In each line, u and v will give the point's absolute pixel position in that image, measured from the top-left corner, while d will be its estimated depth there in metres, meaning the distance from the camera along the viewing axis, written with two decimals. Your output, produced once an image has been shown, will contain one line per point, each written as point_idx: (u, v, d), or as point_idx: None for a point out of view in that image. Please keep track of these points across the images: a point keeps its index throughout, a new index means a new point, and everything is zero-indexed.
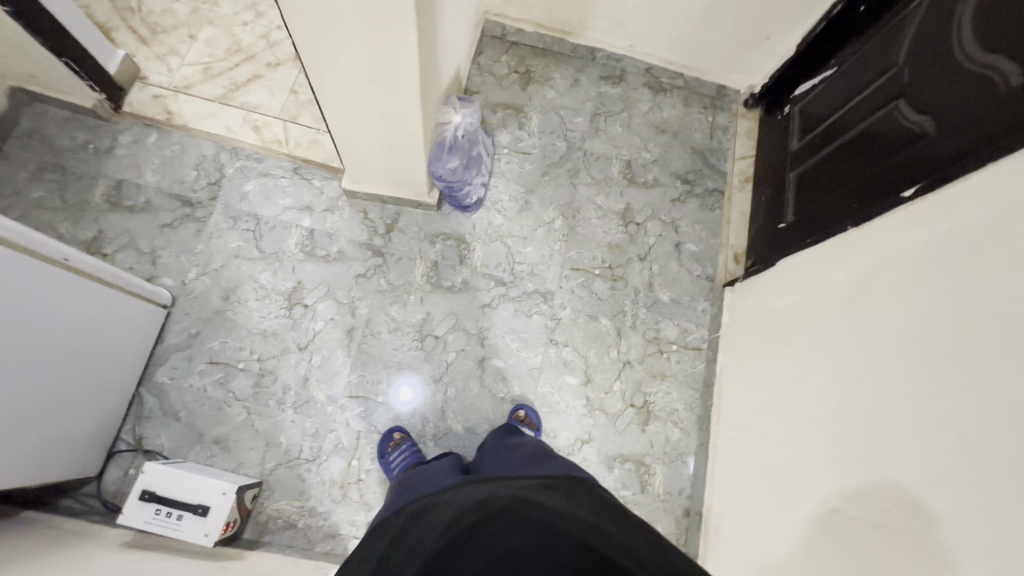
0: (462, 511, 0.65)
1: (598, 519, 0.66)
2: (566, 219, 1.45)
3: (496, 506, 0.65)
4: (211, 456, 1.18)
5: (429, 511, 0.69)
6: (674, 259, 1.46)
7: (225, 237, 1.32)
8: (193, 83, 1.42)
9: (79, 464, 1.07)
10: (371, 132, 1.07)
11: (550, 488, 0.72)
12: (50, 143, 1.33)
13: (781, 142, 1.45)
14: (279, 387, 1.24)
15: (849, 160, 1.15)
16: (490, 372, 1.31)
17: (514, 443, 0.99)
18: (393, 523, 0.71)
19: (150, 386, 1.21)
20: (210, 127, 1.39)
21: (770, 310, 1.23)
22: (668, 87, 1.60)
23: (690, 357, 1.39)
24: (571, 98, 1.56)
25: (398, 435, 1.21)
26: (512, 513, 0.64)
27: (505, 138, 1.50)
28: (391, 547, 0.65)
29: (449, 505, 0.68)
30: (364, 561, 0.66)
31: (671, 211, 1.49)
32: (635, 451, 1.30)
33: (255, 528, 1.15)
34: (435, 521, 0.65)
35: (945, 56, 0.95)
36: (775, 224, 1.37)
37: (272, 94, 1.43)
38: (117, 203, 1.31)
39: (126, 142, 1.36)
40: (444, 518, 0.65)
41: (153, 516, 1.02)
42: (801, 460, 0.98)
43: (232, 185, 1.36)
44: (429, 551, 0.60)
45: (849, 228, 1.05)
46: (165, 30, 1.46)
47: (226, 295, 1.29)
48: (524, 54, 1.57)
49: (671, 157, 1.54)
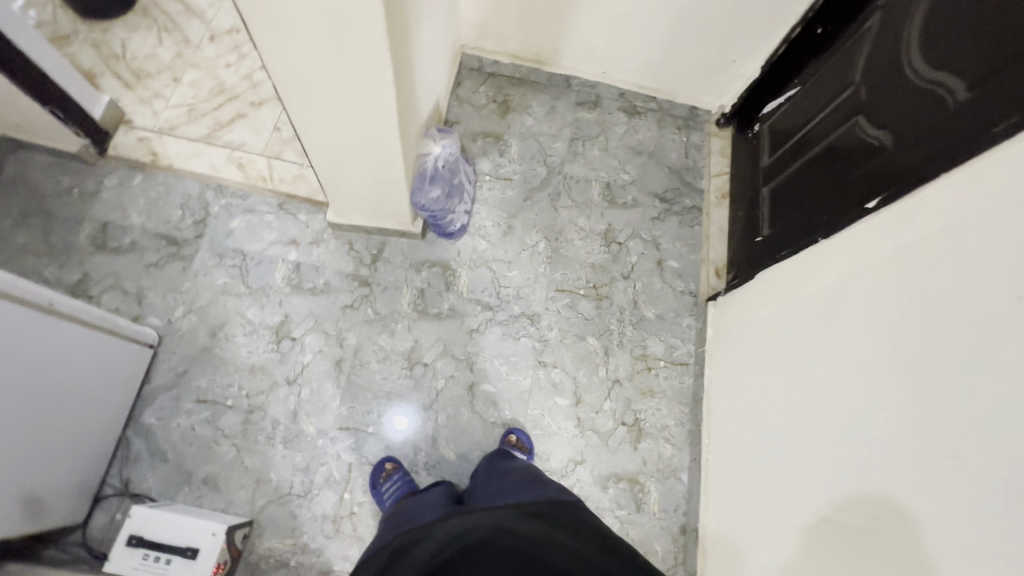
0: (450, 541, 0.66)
1: (582, 548, 0.66)
2: (549, 242, 1.48)
3: (478, 536, 0.67)
4: (200, 496, 1.17)
5: (417, 542, 0.69)
6: (657, 276, 1.48)
7: (211, 274, 1.33)
8: (177, 124, 1.44)
9: (65, 511, 1.06)
10: (353, 167, 1.10)
11: (533, 515, 0.72)
12: (35, 189, 1.34)
13: (753, 159, 1.50)
14: (269, 422, 1.23)
15: (818, 174, 1.19)
16: (480, 397, 1.31)
17: (505, 468, 0.99)
18: (381, 556, 0.71)
19: (137, 428, 1.20)
20: (194, 167, 1.41)
21: (751, 322, 1.25)
22: (642, 110, 1.65)
23: (678, 372, 1.40)
24: (549, 124, 1.60)
25: (390, 465, 1.20)
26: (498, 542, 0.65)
27: (486, 166, 1.53)
28: None
29: (437, 535, 0.69)
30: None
31: (652, 230, 1.53)
32: (629, 470, 1.30)
33: (247, 569, 1.13)
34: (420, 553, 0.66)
35: (897, 74, 1.00)
36: (752, 238, 1.40)
37: (257, 132, 1.46)
38: (102, 245, 1.32)
39: (112, 185, 1.38)
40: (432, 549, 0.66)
41: (141, 561, 1.01)
42: (790, 471, 0.99)
43: (218, 223, 1.37)
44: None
45: (821, 239, 1.08)
46: (149, 74, 1.49)
47: (214, 332, 1.29)
48: (502, 84, 1.62)
49: (649, 177, 1.59)
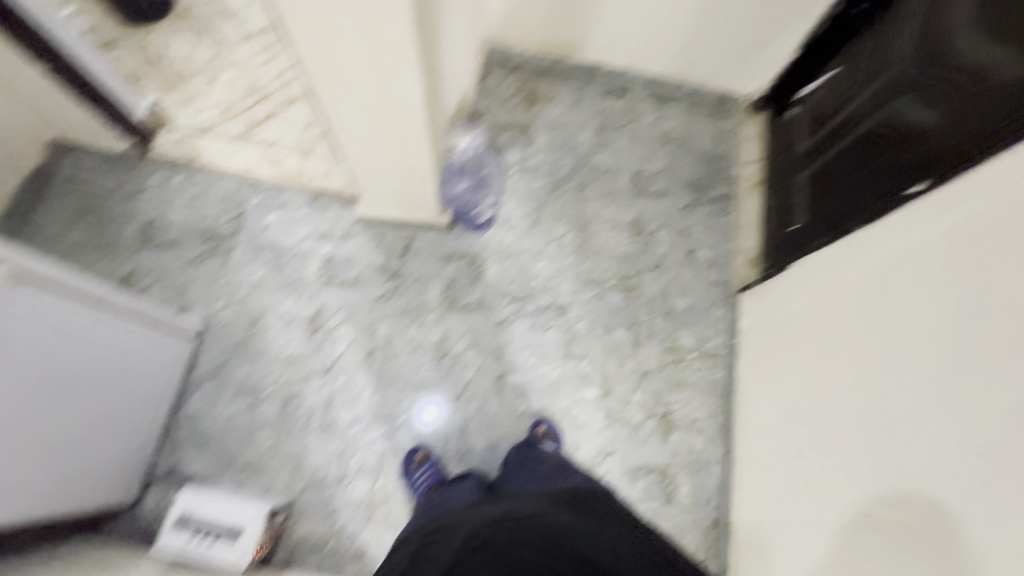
0: (479, 526, 0.67)
1: (611, 539, 0.66)
2: (576, 233, 1.47)
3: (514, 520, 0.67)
4: (242, 481, 1.22)
5: (448, 527, 0.71)
6: (687, 266, 1.46)
7: (249, 268, 1.38)
8: (214, 123, 1.49)
9: (119, 492, 1.12)
10: (382, 160, 1.12)
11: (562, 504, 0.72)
12: (86, 188, 1.42)
13: (789, 145, 1.45)
14: (305, 410, 1.27)
15: (859, 158, 1.14)
16: (509, 388, 1.32)
17: (535, 459, 0.99)
18: (413, 540, 0.73)
19: (182, 415, 1.26)
20: (231, 164, 1.46)
21: (787, 313, 1.22)
22: (672, 97, 1.62)
23: (709, 364, 1.38)
24: (576, 114, 1.59)
25: (421, 453, 1.23)
26: (525, 530, 0.65)
27: (513, 157, 1.53)
28: (415, 558, 0.68)
29: (467, 521, 0.70)
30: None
31: (682, 219, 1.50)
32: (659, 462, 1.29)
33: (286, 550, 1.17)
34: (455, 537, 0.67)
35: (947, 51, 0.95)
36: (788, 226, 1.36)
37: (289, 129, 1.50)
38: (148, 241, 1.39)
39: (155, 183, 1.44)
40: (462, 534, 0.67)
41: (187, 542, 1.06)
42: (827, 465, 0.97)
43: (254, 218, 1.42)
44: (446, 565, 0.63)
45: (863, 226, 1.04)
46: (188, 75, 1.54)
47: (252, 324, 1.33)
48: (528, 75, 1.62)
49: (679, 165, 1.55)
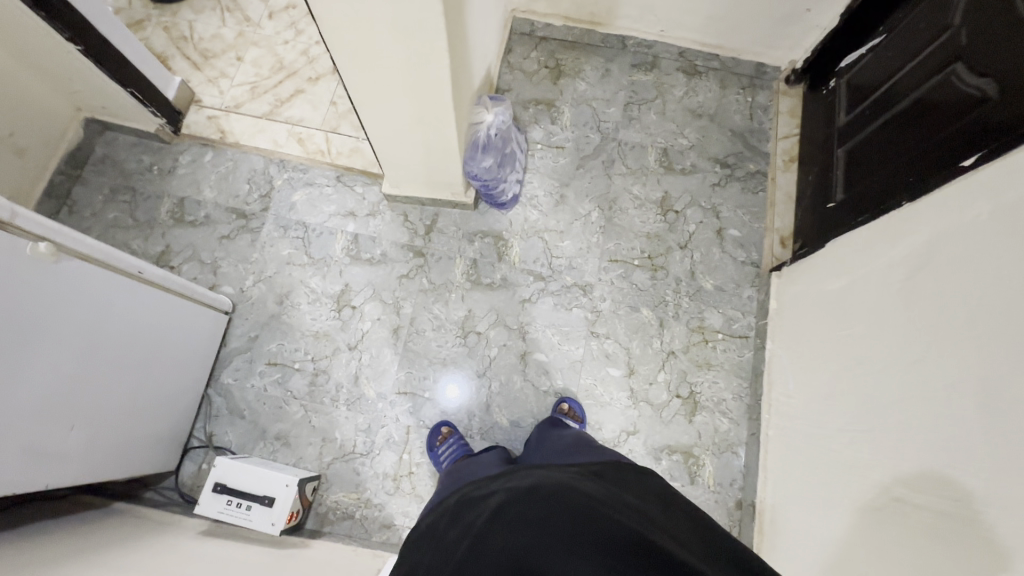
0: (510, 494, 0.68)
1: (644, 507, 0.66)
2: (602, 211, 1.44)
3: (545, 488, 0.68)
4: (274, 451, 1.26)
5: (480, 493, 0.72)
6: (716, 245, 1.42)
7: (277, 246, 1.40)
8: (242, 102, 1.51)
9: (160, 460, 1.17)
10: (407, 138, 1.11)
11: (594, 475, 0.72)
12: (121, 168, 1.45)
13: (827, 118, 1.38)
14: (333, 385, 1.30)
15: (904, 132, 1.08)
16: (533, 366, 1.32)
17: (561, 433, 1.00)
18: (445, 504, 0.76)
19: (217, 387, 1.30)
20: (259, 143, 1.47)
21: (821, 293, 1.18)
22: (703, 70, 1.56)
23: (737, 345, 1.35)
24: (603, 88, 1.55)
25: (446, 429, 1.25)
26: (557, 498, 0.66)
27: (538, 134, 1.50)
28: (449, 523, 0.70)
29: (499, 489, 0.71)
30: (423, 540, 0.71)
31: (711, 197, 1.46)
32: (683, 442, 1.28)
33: (317, 518, 1.22)
34: (486, 504, 0.68)
35: (1005, 12, 0.88)
36: (824, 204, 1.31)
37: (315, 107, 1.51)
38: (180, 219, 1.42)
39: (186, 162, 1.46)
40: (494, 501, 0.68)
41: (225, 507, 1.11)
42: (858, 448, 0.95)
43: (282, 196, 1.44)
44: (476, 530, 0.64)
45: (906, 203, 0.99)
46: (215, 54, 1.55)
47: (281, 300, 1.36)
48: (554, 48, 1.58)
49: (709, 141, 1.50)
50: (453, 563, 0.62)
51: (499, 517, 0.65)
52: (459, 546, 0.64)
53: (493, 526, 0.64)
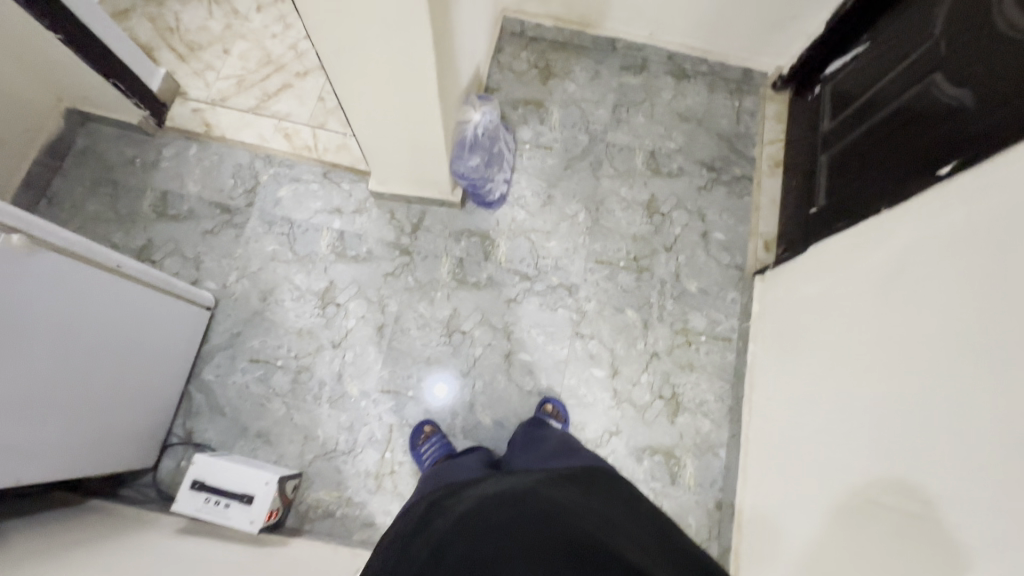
0: (482, 500, 0.68)
1: (612, 512, 0.67)
2: (589, 212, 1.45)
3: (516, 493, 0.68)
4: (255, 448, 1.25)
5: (452, 499, 0.72)
6: (701, 248, 1.43)
7: (261, 241, 1.39)
8: (228, 95, 1.49)
9: (138, 456, 1.16)
10: (393, 135, 1.10)
11: (565, 481, 0.72)
12: (103, 159, 1.43)
13: (812, 124, 1.40)
14: (315, 382, 1.29)
15: (885, 140, 1.10)
16: (517, 366, 1.33)
17: (542, 436, 1.01)
18: (416, 510, 0.75)
19: (198, 383, 1.29)
20: (245, 138, 1.46)
21: (801, 298, 1.19)
22: (692, 73, 1.57)
23: (720, 347, 1.36)
24: (592, 90, 1.55)
25: (429, 427, 1.25)
26: (526, 505, 0.66)
27: (527, 134, 1.50)
28: (419, 529, 0.69)
29: (471, 494, 0.71)
30: (390, 546, 0.71)
31: (697, 200, 1.47)
32: (664, 443, 1.29)
33: (297, 516, 1.21)
34: (456, 510, 0.68)
35: (984, 24, 0.90)
36: (807, 209, 1.32)
37: (302, 102, 1.49)
38: (163, 213, 1.40)
39: (169, 155, 1.45)
40: (463, 507, 0.68)
41: (202, 504, 1.10)
42: (833, 451, 0.96)
43: (267, 191, 1.42)
44: (445, 536, 0.64)
45: (885, 210, 1.01)
46: (201, 46, 1.53)
47: (264, 296, 1.35)
48: (544, 49, 1.58)
49: (696, 144, 1.52)
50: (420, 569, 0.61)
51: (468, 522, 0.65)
52: (426, 552, 0.63)
53: (461, 533, 0.63)
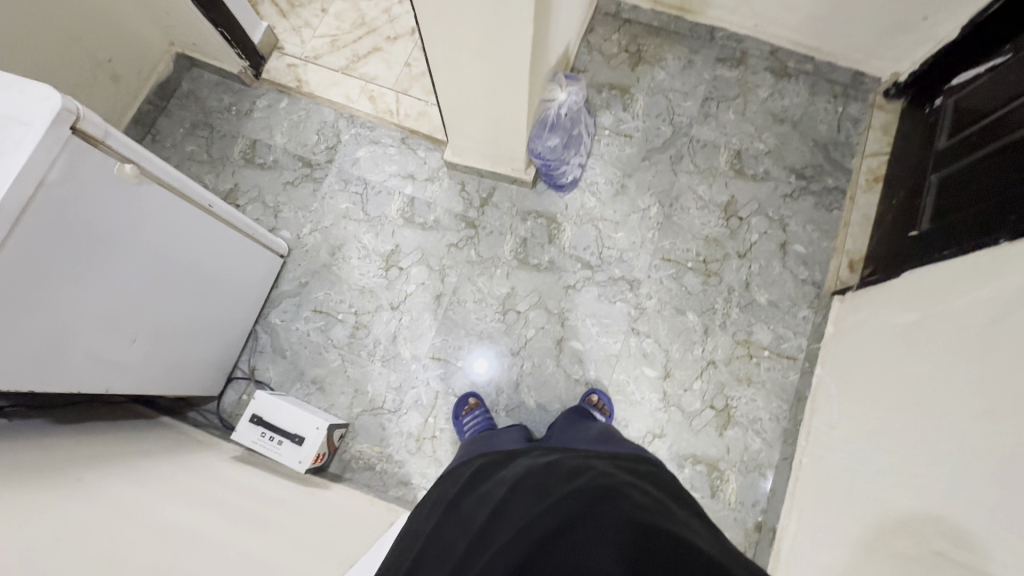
0: (533, 471, 0.70)
1: (660, 495, 0.66)
2: (662, 207, 1.40)
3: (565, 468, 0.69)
4: (309, 394, 1.31)
5: (500, 471, 0.75)
6: (777, 259, 1.35)
7: (336, 198, 1.44)
8: (321, 53, 1.54)
9: (206, 384, 1.24)
10: (477, 108, 1.10)
11: (614, 463, 0.72)
12: (203, 105, 1.52)
13: (925, 140, 1.28)
14: (371, 340, 1.34)
15: (1011, 161, 0.98)
16: (567, 353, 1.31)
17: (586, 425, 1.00)
18: (466, 472, 0.79)
19: (265, 324, 1.36)
20: (332, 96, 1.50)
21: (887, 326, 1.10)
22: (794, 72, 1.47)
23: (783, 364, 1.29)
24: (682, 80, 1.48)
25: (472, 400, 1.26)
26: (573, 479, 0.66)
27: (608, 119, 1.46)
28: (467, 494, 0.73)
29: (519, 466, 0.73)
30: (438, 505, 0.75)
31: (781, 207, 1.39)
32: (708, 453, 1.25)
33: (340, 464, 1.26)
34: (507, 480, 0.71)
35: None
36: (906, 230, 1.21)
37: (389, 66, 1.52)
38: (251, 160, 1.47)
39: (262, 106, 1.51)
40: (514, 477, 0.70)
41: (258, 438, 1.17)
42: (901, 492, 0.89)
43: (347, 150, 1.47)
44: (494, 502, 0.67)
45: (1002, 242, 0.90)
46: (301, 3, 1.58)
47: (333, 252, 1.40)
48: (637, 33, 1.52)
49: (788, 149, 1.42)
50: (474, 531, 0.64)
51: (521, 491, 0.67)
52: (479, 517, 0.66)
53: (509, 500, 0.66)
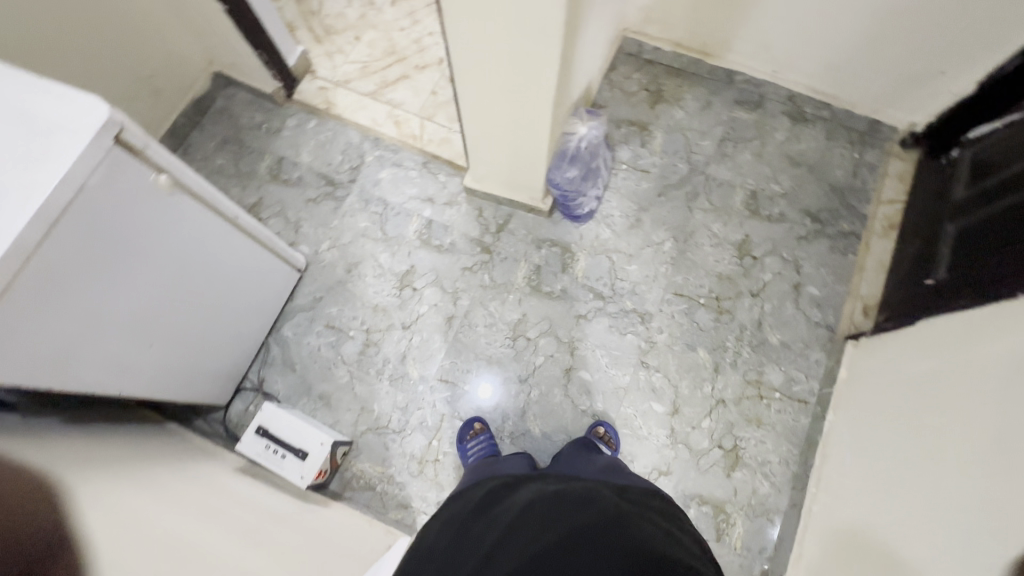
0: (542, 496, 0.70)
1: (668, 533, 0.66)
2: (676, 242, 1.41)
3: (575, 496, 0.69)
4: (315, 409, 1.31)
5: (509, 494, 0.74)
6: (791, 300, 1.35)
7: (356, 217, 1.47)
8: (351, 78, 1.60)
9: (216, 393, 1.25)
10: (500, 137, 1.13)
11: (623, 494, 0.72)
12: (235, 121, 1.57)
13: (942, 190, 1.28)
14: (380, 358, 1.34)
15: None
16: (575, 383, 1.31)
17: (592, 457, 0.99)
18: (474, 492, 0.79)
19: (277, 337, 1.38)
20: (359, 119, 1.55)
21: (903, 375, 1.09)
22: (811, 118, 1.50)
23: (794, 407, 1.27)
24: (701, 120, 1.52)
25: (478, 425, 1.25)
26: (583, 509, 0.66)
27: (626, 154, 1.49)
28: (475, 514, 0.72)
29: (528, 490, 0.73)
30: (445, 521, 0.75)
31: (796, 249, 1.39)
32: (715, 495, 1.22)
33: (341, 482, 1.25)
34: (516, 504, 0.70)
35: None
36: (921, 279, 1.21)
37: (416, 93, 1.57)
38: (276, 176, 1.52)
39: (291, 125, 1.56)
40: (523, 501, 0.70)
41: (262, 450, 1.18)
42: (912, 546, 0.86)
43: (370, 171, 1.51)
44: (502, 524, 0.67)
45: (1016, 293, 0.90)
46: (336, 31, 1.66)
47: (349, 268, 1.42)
48: (658, 73, 1.56)
49: (803, 192, 1.44)
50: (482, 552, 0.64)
51: (531, 514, 0.67)
52: (487, 538, 0.66)
53: (518, 524, 0.66)
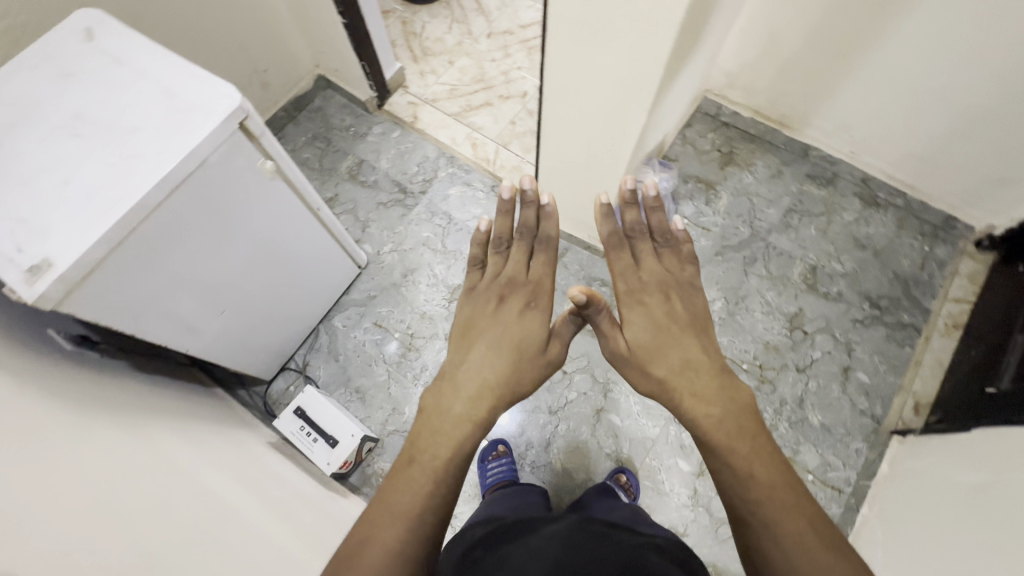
0: (572, 531, 0.71)
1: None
2: (727, 303, 1.40)
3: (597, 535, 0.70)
4: (349, 401, 1.36)
5: (538, 524, 0.76)
6: (837, 382, 1.32)
7: (420, 226, 1.54)
8: (439, 98, 1.70)
9: (263, 369, 1.31)
10: (573, 173, 1.18)
11: (641, 537, 0.72)
12: (327, 121, 1.69)
13: (1015, 296, 1.23)
14: (419, 364, 1.39)
15: None
16: (604, 426, 1.31)
17: (615, 504, 0.98)
18: (502, 520, 0.81)
19: (327, 325, 1.44)
20: (439, 136, 1.65)
21: (950, 482, 1.03)
22: (883, 203, 1.48)
23: (827, 496, 1.22)
24: (769, 188, 1.53)
25: (502, 448, 1.26)
26: (602, 546, 0.67)
27: (689, 210, 1.51)
28: (501, 534, 0.74)
29: (557, 523, 0.75)
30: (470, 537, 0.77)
31: (849, 331, 1.36)
32: (731, 568, 1.18)
33: (361, 476, 1.28)
34: (544, 532, 0.72)
35: None
36: (982, 385, 1.14)
37: (495, 120, 1.66)
38: (354, 176, 1.62)
39: (376, 132, 1.67)
40: (553, 531, 0.72)
41: (296, 430, 1.23)
42: None
43: (440, 186, 1.59)
44: (529, 546, 0.68)
45: None
46: (433, 53, 1.78)
47: (406, 273, 1.49)
48: (732, 136, 1.59)
49: (865, 275, 1.41)
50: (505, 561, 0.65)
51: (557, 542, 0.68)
52: (512, 553, 0.67)
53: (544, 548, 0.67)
